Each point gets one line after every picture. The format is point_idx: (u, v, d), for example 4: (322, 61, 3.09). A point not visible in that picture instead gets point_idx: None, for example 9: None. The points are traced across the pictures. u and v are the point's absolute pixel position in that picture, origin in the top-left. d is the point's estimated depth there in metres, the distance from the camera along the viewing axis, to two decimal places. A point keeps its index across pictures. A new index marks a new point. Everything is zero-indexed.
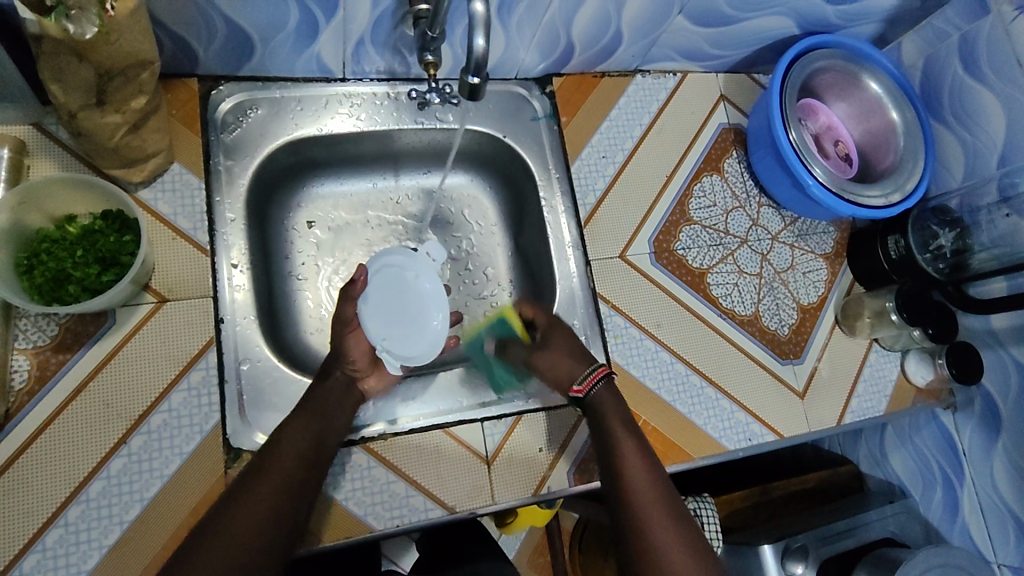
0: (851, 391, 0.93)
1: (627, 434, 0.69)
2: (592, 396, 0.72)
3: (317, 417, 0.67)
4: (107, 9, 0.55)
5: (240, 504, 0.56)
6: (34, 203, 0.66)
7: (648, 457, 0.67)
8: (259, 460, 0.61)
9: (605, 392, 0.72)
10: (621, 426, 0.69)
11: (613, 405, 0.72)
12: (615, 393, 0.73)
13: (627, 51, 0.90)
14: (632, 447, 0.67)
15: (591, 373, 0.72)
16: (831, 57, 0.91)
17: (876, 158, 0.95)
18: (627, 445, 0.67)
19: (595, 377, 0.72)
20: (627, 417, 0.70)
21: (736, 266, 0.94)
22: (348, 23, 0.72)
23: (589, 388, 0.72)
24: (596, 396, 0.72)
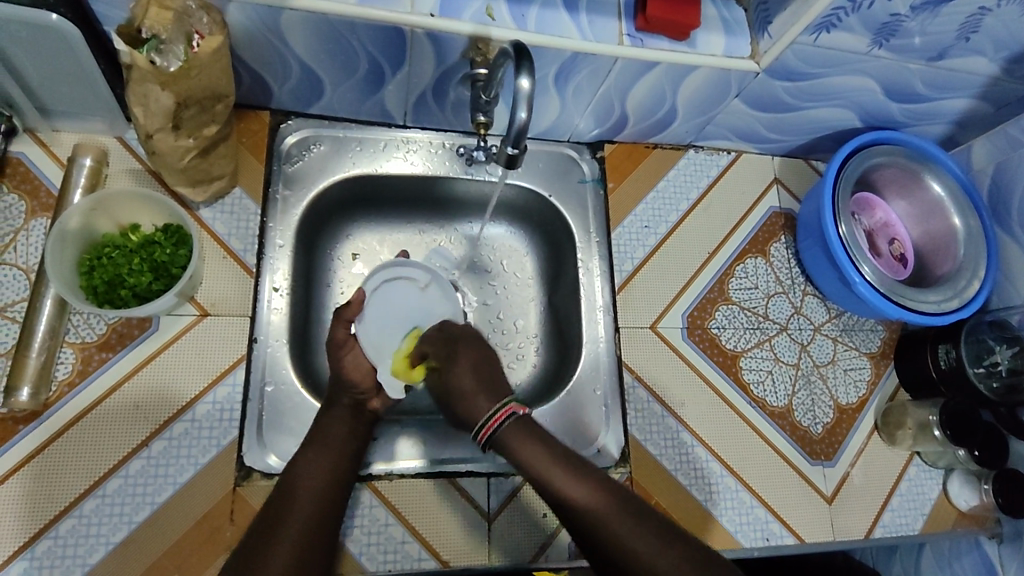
0: (885, 503, 0.87)
1: (560, 465, 0.63)
2: (497, 441, 0.67)
3: (332, 452, 0.67)
4: (192, 47, 0.63)
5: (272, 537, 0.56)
6: (105, 210, 0.72)
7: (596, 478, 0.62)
8: (285, 492, 0.61)
9: (511, 432, 0.66)
10: (546, 460, 0.64)
11: (527, 441, 0.65)
12: (526, 426, 0.67)
13: (681, 126, 0.91)
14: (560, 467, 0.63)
15: (494, 416, 0.67)
16: (892, 154, 0.89)
17: (934, 261, 0.91)
18: (562, 473, 0.63)
19: (500, 417, 0.67)
20: (545, 446, 0.65)
21: (773, 353, 0.91)
22: (413, 77, 0.77)
23: (500, 422, 0.67)
24: (501, 440, 0.67)
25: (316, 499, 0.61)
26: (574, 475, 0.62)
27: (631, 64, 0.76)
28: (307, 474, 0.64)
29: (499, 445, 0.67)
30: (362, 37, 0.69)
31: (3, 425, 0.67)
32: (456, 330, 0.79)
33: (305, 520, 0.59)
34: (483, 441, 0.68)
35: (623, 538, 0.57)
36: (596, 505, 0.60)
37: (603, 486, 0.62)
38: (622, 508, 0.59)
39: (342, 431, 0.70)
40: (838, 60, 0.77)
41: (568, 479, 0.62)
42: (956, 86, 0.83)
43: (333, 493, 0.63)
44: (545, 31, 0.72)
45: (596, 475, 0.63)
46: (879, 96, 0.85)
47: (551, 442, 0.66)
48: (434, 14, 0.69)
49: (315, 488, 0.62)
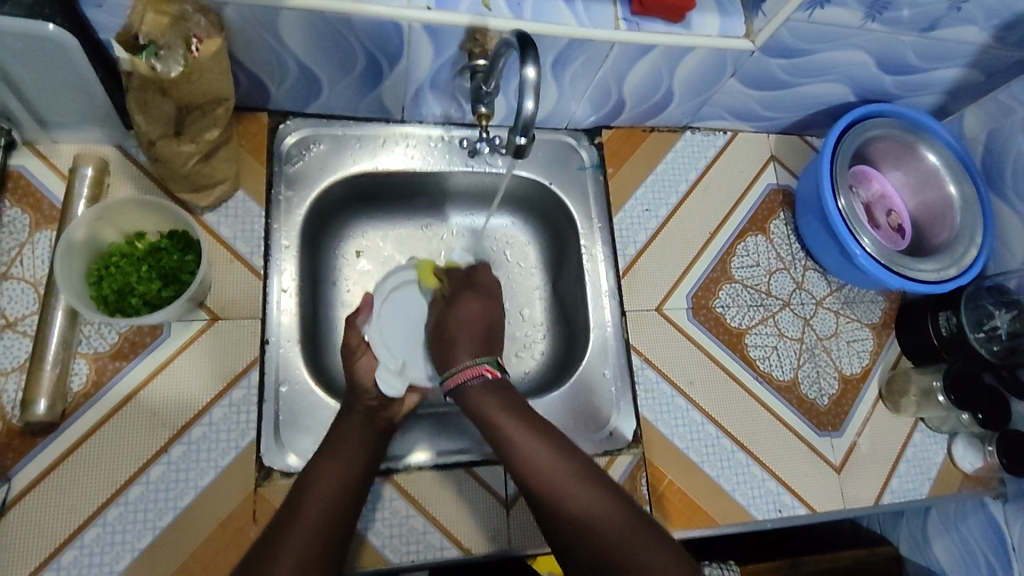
0: (892, 469, 0.89)
1: (513, 417, 0.67)
2: (461, 392, 0.72)
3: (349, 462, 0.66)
4: (192, 50, 0.62)
5: (272, 559, 0.57)
6: (110, 219, 0.72)
7: (545, 432, 0.66)
8: (294, 507, 0.62)
9: (477, 385, 0.71)
10: (501, 412, 0.68)
11: (485, 393, 0.70)
12: (489, 381, 0.71)
13: (678, 108, 0.92)
14: (513, 421, 0.67)
15: (466, 368, 0.72)
16: (886, 126, 0.90)
17: (931, 230, 0.92)
18: (513, 426, 0.67)
19: (471, 373, 0.71)
20: (502, 399, 0.69)
21: (777, 329, 0.92)
22: (411, 72, 0.77)
23: (468, 377, 0.71)
24: (467, 391, 0.71)
25: (329, 506, 0.62)
26: (526, 428, 0.67)
27: (627, 49, 0.76)
28: (319, 487, 0.63)
29: (461, 395, 0.72)
30: (359, 33, 0.69)
31: (22, 438, 0.68)
32: (484, 283, 0.83)
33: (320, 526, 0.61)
34: (449, 389, 0.73)
35: (558, 487, 0.62)
36: (537, 456, 0.64)
37: (548, 438, 0.66)
38: (563, 457, 0.64)
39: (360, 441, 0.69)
40: (831, 35, 0.78)
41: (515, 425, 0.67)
42: (948, 56, 0.84)
43: (342, 507, 0.63)
44: (542, 19, 0.72)
45: (545, 428, 0.67)
46: (872, 70, 0.86)
47: (511, 396, 0.70)
48: (431, 7, 0.69)
49: (326, 503, 0.62)
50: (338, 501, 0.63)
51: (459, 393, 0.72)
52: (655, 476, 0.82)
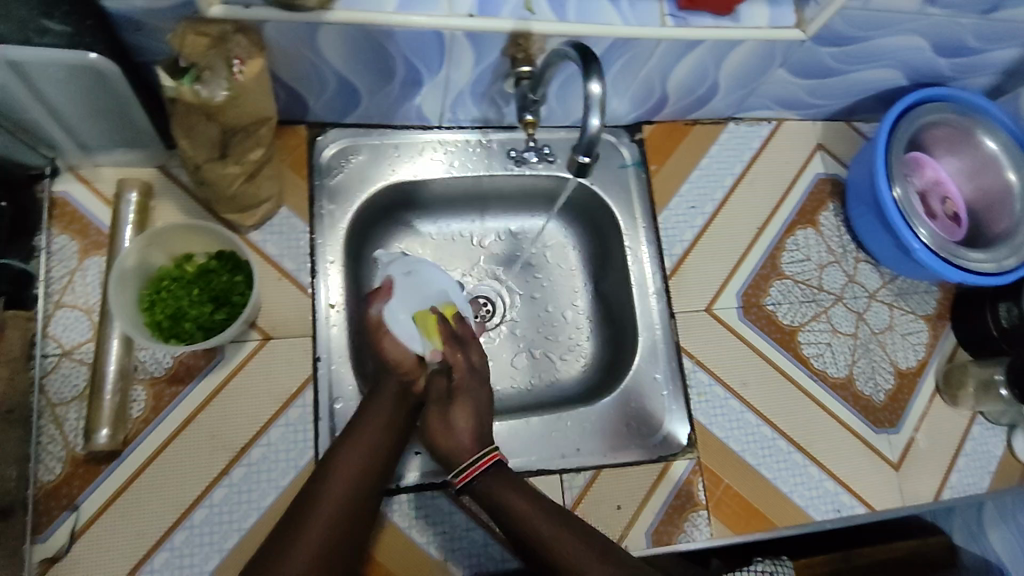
0: (952, 464, 0.87)
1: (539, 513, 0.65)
2: (476, 489, 0.68)
3: (363, 463, 0.66)
4: (234, 72, 0.61)
5: (295, 536, 0.60)
6: (160, 244, 0.71)
7: (568, 525, 0.65)
8: (304, 514, 0.61)
9: (495, 478, 0.67)
10: (526, 510, 0.65)
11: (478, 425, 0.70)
12: (508, 478, 0.68)
13: (721, 100, 0.89)
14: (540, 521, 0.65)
15: (475, 463, 0.68)
16: (941, 111, 0.86)
17: (988, 218, 0.89)
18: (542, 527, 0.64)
19: (484, 465, 0.68)
20: (523, 495, 0.66)
21: (830, 325, 0.89)
22: (451, 78, 0.75)
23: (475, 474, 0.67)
24: (481, 486, 0.68)
25: (349, 489, 0.64)
26: (550, 525, 0.64)
27: (674, 45, 0.73)
28: (342, 468, 0.65)
29: (477, 493, 0.68)
30: (401, 44, 0.68)
31: (86, 466, 0.68)
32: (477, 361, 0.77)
33: (342, 505, 0.63)
34: (458, 486, 0.69)
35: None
36: (567, 553, 0.63)
37: (571, 532, 0.64)
38: (594, 553, 0.62)
39: (372, 444, 0.68)
40: (886, 22, 0.74)
41: (537, 517, 0.65)
42: (1008, 36, 0.80)
43: (362, 488, 0.65)
44: (587, 19, 0.69)
45: (567, 521, 0.65)
46: (927, 53, 0.82)
47: (530, 489, 0.67)
48: (473, 14, 0.66)
49: (348, 489, 0.64)
50: (343, 517, 0.63)
51: (474, 486, 0.68)
52: (712, 480, 0.81)
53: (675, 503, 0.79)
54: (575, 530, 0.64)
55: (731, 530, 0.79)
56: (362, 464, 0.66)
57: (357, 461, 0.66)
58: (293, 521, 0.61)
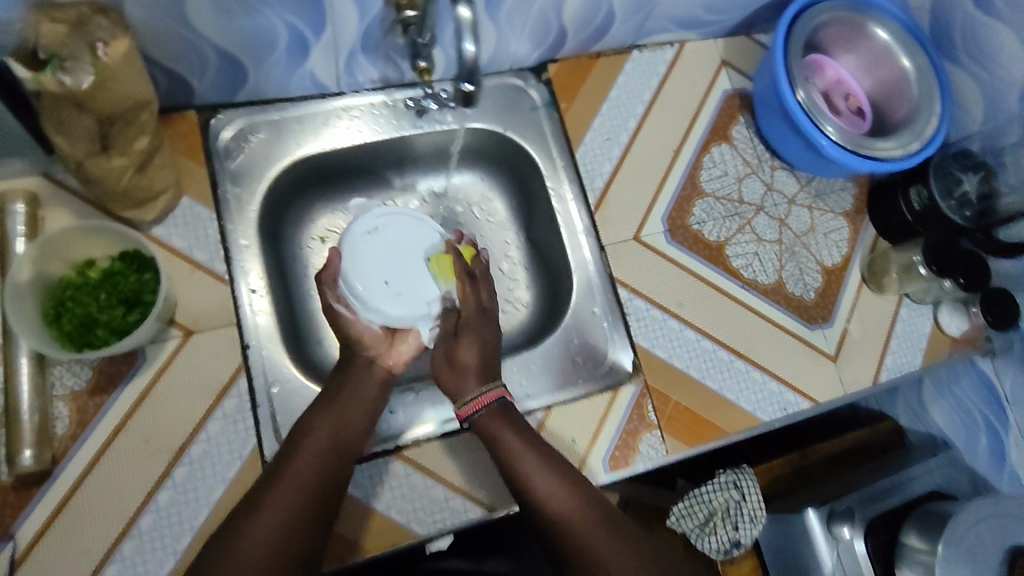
0: (885, 348, 0.90)
1: (536, 462, 0.65)
2: (477, 423, 0.69)
3: (329, 444, 0.65)
4: (100, 56, 0.57)
5: (256, 513, 0.57)
6: (55, 253, 0.67)
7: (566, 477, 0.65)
8: (265, 489, 0.60)
9: (492, 418, 0.69)
10: (524, 454, 0.66)
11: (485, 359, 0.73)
12: (508, 416, 0.69)
13: (621, 28, 0.88)
14: (538, 468, 0.65)
15: (482, 392, 0.70)
16: (832, 10, 0.88)
17: (890, 108, 0.91)
18: (537, 473, 0.65)
19: (489, 399, 0.70)
20: (524, 439, 0.67)
21: (755, 234, 0.91)
22: (337, 38, 0.72)
23: (481, 409, 0.69)
24: (483, 423, 0.69)
25: (317, 458, 0.64)
26: (547, 474, 0.64)
27: None
28: (310, 439, 0.65)
29: (480, 431, 0.69)
30: (274, 5, 0.64)
31: (17, 493, 0.65)
32: (489, 305, 0.79)
33: (310, 476, 0.62)
34: (464, 417, 0.70)
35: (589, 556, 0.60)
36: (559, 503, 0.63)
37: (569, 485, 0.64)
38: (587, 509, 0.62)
39: (334, 423, 0.67)
40: None
41: (540, 477, 0.64)
42: None
43: (330, 460, 0.64)
44: None
45: (562, 470, 0.65)
46: None
47: (530, 434, 0.68)
48: None
49: (315, 458, 0.63)
50: (314, 484, 0.62)
51: (475, 426, 0.70)
52: (661, 400, 0.82)
53: (628, 428, 0.80)
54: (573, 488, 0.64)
55: (684, 444, 0.81)
56: (330, 439, 0.66)
57: (324, 440, 0.65)
58: (253, 501, 0.59)
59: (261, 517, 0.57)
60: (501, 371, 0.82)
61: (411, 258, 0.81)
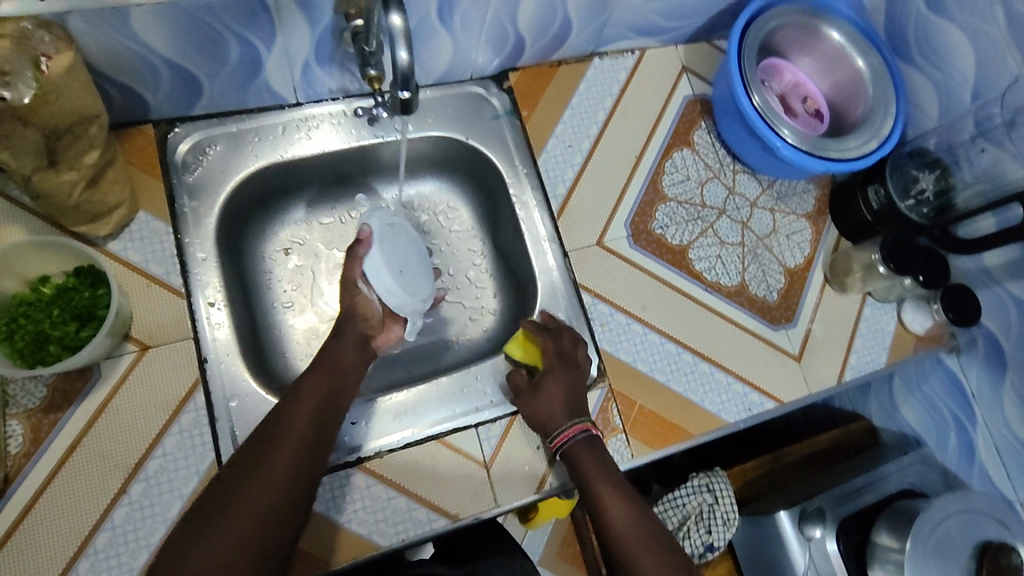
0: (849, 347, 0.90)
1: (613, 491, 0.68)
2: (568, 452, 0.72)
3: (320, 405, 0.66)
4: (42, 70, 0.57)
5: (259, 471, 0.58)
6: (6, 270, 0.67)
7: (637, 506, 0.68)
8: (264, 450, 0.60)
9: (583, 447, 0.71)
10: (602, 483, 0.69)
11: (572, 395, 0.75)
12: (595, 447, 0.72)
13: (579, 35, 0.89)
14: (614, 497, 0.68)
15: (569, 427, 0.72)
16: (785, 14, 0.89)
17: (848, 109, 0.92)
18: (612, 499, 0.68)
19: (575, 431, 0.72)
20: (606, 470, 0.70)
21: (717, 237, 0.92)
22: (290, 48, 0.72)
23: (570, 440, 0.71)
24: (572, 450, 0.71)
25: (311, 417, 0.64)
26: (623, 506, 0.67)
27: None
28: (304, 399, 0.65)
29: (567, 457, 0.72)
30: (222, 16, 0.64)
31: None
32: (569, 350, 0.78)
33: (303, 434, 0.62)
34: (553, 449, 0.73)
35: None
36: (632, 538, 0.66)
37: (641, 520, 0.67)
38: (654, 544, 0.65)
39: (322, 394, 0.66)
40: None
41: (618, 512, 0.67)
42: None
43: (321, 419, 0.65)
44: None
45: (637, 503, 0.68)
46: None
47: (610, 464, 0.71)
48: None
49: (310, 417, 0.64)
50: (308, 443, 0.62)
51: (564, 456, 0.72)
52: (625, 404, 0.82)
53: None
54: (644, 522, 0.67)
55: (648, 447, 0.81)
56: (322, 399, 0.66)
57: (310, 406, 0.65)
58: (249, 467, 0.59)
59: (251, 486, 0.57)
60: (464, 379, 0.81)
61: (417, 263, 0.87)
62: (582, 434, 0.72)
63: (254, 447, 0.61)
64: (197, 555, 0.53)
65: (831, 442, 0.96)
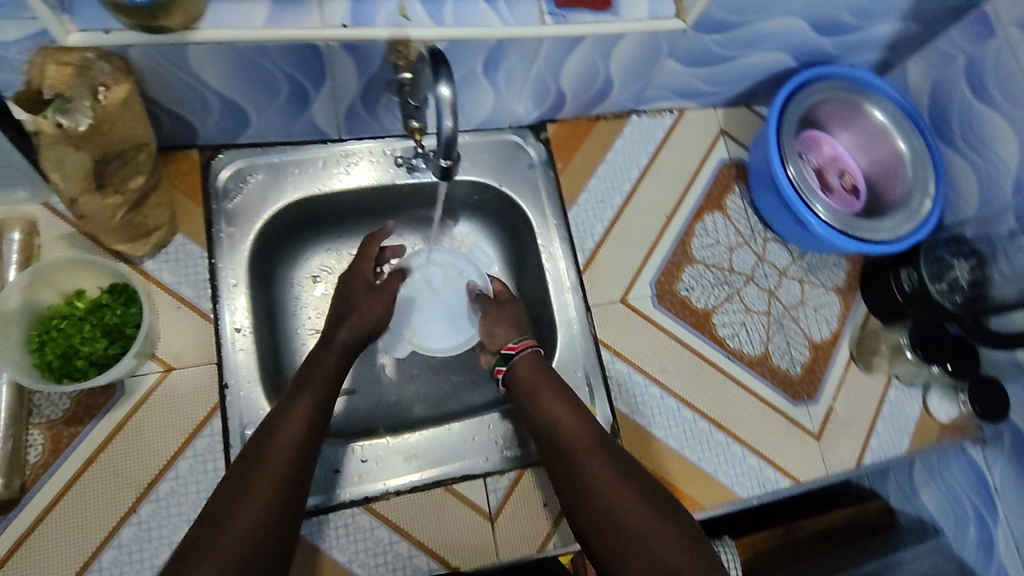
0: (870, 432, 0.88)
1: (561, 404, 0.72)
2: (511, 369, 0.77)
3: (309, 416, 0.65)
4: (99, 100, 0.59)
5: (247, 484, 0.58)
6: (45, 283, 0.69)
7: (584, 418, 0.71)
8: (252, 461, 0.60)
9: (524, 362, 0.77)
10: (549, 393, 0.73)
11: (536, 369, 0.76)
12: (540, 362, 0.77)
13: (620, 93, 0.90)
14: (561, 408, 0.72)
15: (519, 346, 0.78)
16: (829, 89, 0.89)
17: (885, 188, 0.92)
18: (562, 413, 0.71)
19: (521, 346, 0.77)
20: (554, 388, 0.74)
21: (743, 305, 0.91)
22: (337, 91, 0.74)
23: (519, 351, 0.77)
24: (516, 364, 0.77)
25: (301, 428, 0.63)
26: (571, 417, 0.71)
27: (557, 42, 0.73)
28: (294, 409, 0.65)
29: (513, 377, 0.77)
30: (276, 59, 0.66)
31: None
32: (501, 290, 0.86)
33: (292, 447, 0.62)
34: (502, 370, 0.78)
35: (596, 477, 0.65)
36: (576, 438, 0.69)
37: (589, 433, 0.69)
38: (601, 450, 0.68)
39: (313, 401, 0.66)
40: (762, 6, 0.76)
41: (565, 412, 0.71)
42: (883, 12, 0.82)
43: (310, 432, 0.64)
44: (462, 23, 0.69)
45: (584, 415, 0.72)
46: (809, 34, 0.84)
47: (561, 388, 0.75)
48: (347, 24, 0.65)
49: (298, 430, 0.63)
50: (296, 455, 0.61)
51: (512, 369, 0.77)
52: None
53: None
54: (593, 434, 0.69)
55: None
56: (312, 411, 0.65)
57: (300, 418, 0.64)
58: (237, 480, 0.58)
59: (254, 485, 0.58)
60: (478, 427, 0.80)
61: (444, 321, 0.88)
62: (528, 352, 0.77)
63: (243, 460, 0.60)
64: (205, 562, 0.52)
65: (843, 522, 0.90)
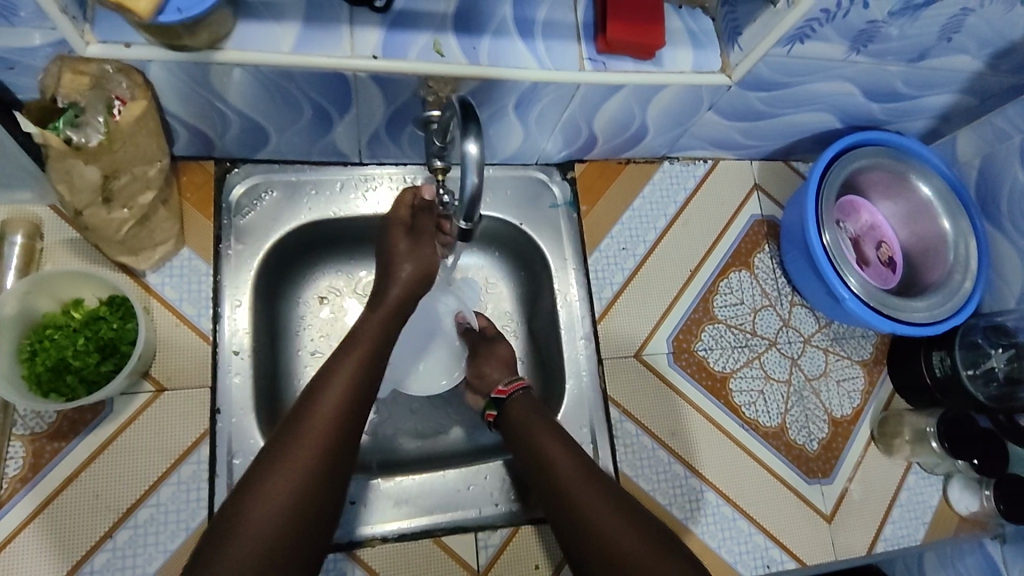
0: (885, 518, 0.84)
1: (558, 441, 0.68)
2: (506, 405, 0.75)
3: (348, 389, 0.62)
4: (113, 114, 0.59)
5: (273, 467, 0.55)
6: (42, 290, 0.67)
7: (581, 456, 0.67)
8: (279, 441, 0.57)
9: (519, 403, 0.74)
10: (545, 431, 0.69)
11: (529, 410, 0.73)
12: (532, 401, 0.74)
13: (654, 140, 0.86)
14: (558, 445, 0.68)
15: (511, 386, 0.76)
16: (875, 155, 0.84)
17: (924, 264, 0.87)
18: (560, 452, 0.67)
19: (513, 388, 0.76)
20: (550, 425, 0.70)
21: (763, 371, 0.87)
22: (361, 118, 0.72)
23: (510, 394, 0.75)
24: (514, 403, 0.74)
25: (337, 402, 0.60)
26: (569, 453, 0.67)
27: (594, 88, 0.70)
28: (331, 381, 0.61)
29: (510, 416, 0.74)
30: (301, 84, 0.64)
31: None
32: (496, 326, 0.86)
33: (325, 423, 0.59)
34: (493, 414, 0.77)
35: (597, 519, 0.61)
36: (574, 475, 0.65)
37: (590, 471, 0.66)
38: (601, 490, 0.63)
39: (354, 371, 0.63)
40: (814, 68, 0.72)
41: (560, 451, 0.67)
42: (938, 83, 0.78)
43: (351, 408, 0.61)
44: (498, 62, 0.65)
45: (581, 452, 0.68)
46: (858, 98, 0.80)
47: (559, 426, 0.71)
48: (377, 55, 0.62)
49: (336, 404, 0.60)
50: (331, 433, 0.58)
51: (507, 411, 0.75)
52: None
53: None
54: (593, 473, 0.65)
55: None
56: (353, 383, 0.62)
57: (339, 391, 0.61)
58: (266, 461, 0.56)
59: (255, 511, 0.53)
60: (473, 477, 0.77)
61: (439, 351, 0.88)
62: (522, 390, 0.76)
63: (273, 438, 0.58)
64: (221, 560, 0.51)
65: None
